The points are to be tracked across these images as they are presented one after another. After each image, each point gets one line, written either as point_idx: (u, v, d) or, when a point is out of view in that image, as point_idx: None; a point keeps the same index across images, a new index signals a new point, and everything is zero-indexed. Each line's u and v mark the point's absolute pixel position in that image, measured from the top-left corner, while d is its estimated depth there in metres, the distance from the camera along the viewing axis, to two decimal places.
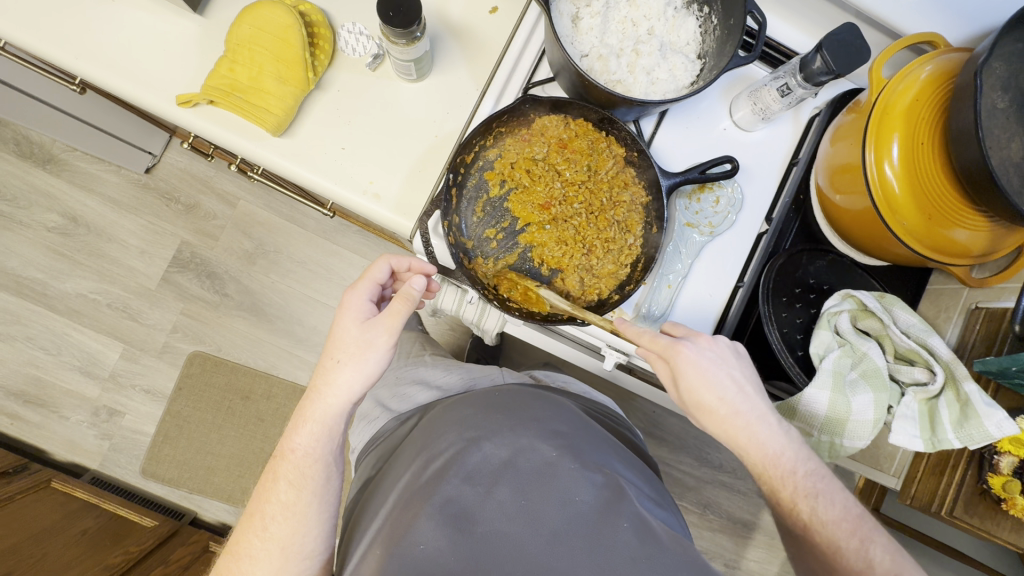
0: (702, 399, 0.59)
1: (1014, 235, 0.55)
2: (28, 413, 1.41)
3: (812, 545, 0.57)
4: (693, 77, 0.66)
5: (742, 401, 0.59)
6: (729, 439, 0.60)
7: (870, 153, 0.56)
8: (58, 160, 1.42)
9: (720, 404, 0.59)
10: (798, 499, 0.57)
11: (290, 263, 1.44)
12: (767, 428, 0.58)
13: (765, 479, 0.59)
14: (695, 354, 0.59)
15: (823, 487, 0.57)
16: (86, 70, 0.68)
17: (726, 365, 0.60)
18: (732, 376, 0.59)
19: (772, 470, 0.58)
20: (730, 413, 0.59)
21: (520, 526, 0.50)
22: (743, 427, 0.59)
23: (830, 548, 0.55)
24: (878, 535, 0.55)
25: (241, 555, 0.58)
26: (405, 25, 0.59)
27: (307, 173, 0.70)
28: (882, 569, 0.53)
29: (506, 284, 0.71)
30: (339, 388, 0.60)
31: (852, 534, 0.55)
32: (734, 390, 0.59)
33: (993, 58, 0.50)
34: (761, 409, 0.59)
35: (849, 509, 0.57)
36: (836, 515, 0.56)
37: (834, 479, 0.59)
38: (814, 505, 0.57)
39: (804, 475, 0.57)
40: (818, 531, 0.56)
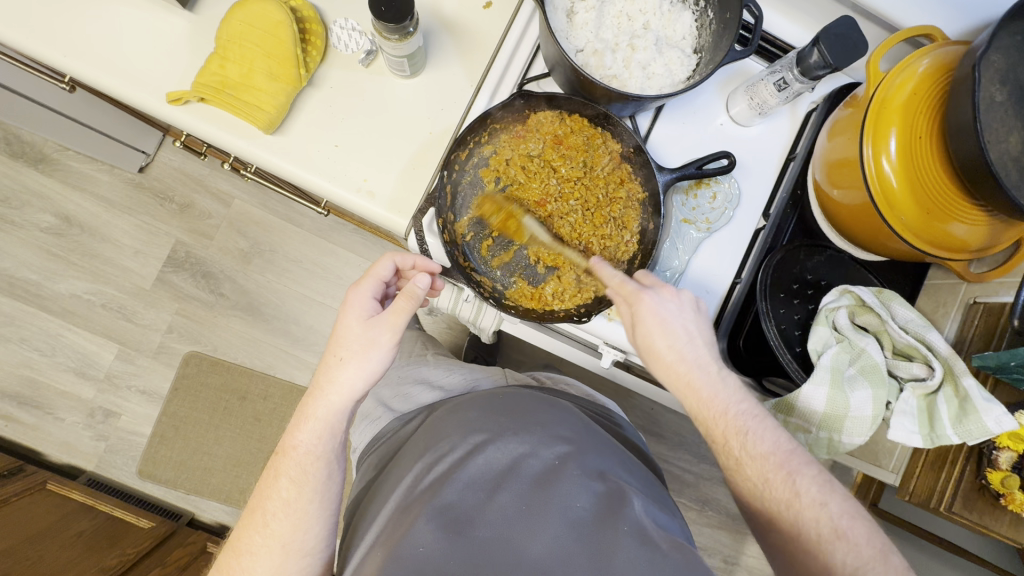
0: (653, 344, 0.60)
1: (1012, 229, 0.55)
2: (23, 415, 1.40)
3: (741, 477, 0.57)
4: (689, 71, 0.66)
5: (690, 348, 0.60)
6: (672, 383, 0.61)
7: (868, 147, 0.55)
8: (50, 159, 1.40)
9: (669, 350, 0.60)
10: (729, 438, 0.57)
11: (286, 262, 1.44)
12: (706, 372, 0.59)
13: (700, 419, 0.59)
14: (654, 301, 0.60)
15: (756, 425, 0.57)
16: (76, 68, 0.67)
17: (683, 316, 0.60)
18: (686, 325, 0.60)
19: (708, 412, 0.58)
20: (676, 357, 0.60)
21: (519, 530, 0.50)
22: (685, 370, 0.60)
23: (759, 482, 0.56)
24: (808, 468, 0.55)
25: (242, 551, 0.57)
26: (398, 20, 0.58)
27: (300, 170, 0.69)
28: (808, 499, 0.54)
29: (487, 207, 0.70)
30: (342, 386, 0.59)
31: (780, 468, 0.55)
32: (684, 337, 0.60)
33: (991, 51, 0.50)
34: (704, 357, 0.60)
35: (781, 446, 0.56)
36: (766, 450, 0.56)
37: (768, 419, 0.58)
38: (744, 441, 0.57)
39: (736, 414, 0.57)
40: (747, 467, 0.56)
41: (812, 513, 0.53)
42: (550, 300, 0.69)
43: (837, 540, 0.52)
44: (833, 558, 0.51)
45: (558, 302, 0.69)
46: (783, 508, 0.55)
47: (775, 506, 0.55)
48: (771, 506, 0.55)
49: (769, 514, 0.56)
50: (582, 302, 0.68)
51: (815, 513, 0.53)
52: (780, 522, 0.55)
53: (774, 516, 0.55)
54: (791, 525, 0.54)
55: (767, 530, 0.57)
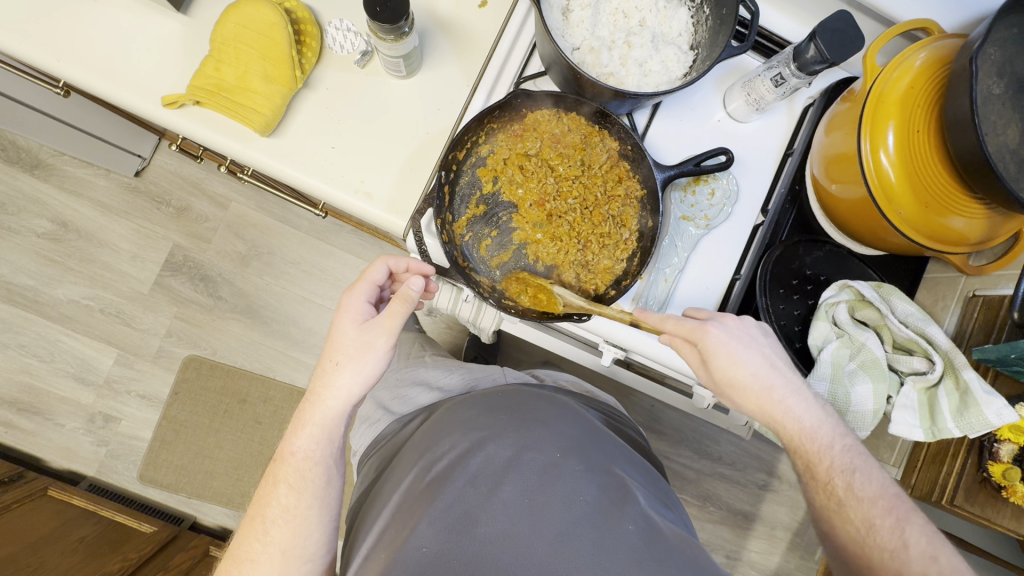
0: (730, 374, 0.59)
1: (1012, 221, 0.55)
2: (23, 422, 1.40)
3: (841, 520, 0.56)
4: (686, 68, 0.65)
5: (773, 377, 0.59)
6: (758, 415, 0.59)
7: (866, 142, 0.55)
8: (45, 164, 1.40)
9: (750, 380, 0.59)
10: (833, 475, 0.56)
11: (284, 264, 1.43)
12: (795, 402, 0.58)
13: (798, 453, 0.58)
14: (719, 329, 0.59)
15: (860, 462, 0.57)
16: (69, 73, 0.67)
17: (756, 344, 0.60)
18: (761, 351, 0.60)
19: (807, 445, 0.57)
20: (763, 387, 0.58)
21: (523, 526, 0.50)
22: (778, 400, 0.58)
23: (864, 525, 0.55)
24: (916, 517, 0.54)
25: (242, 559, 0.57)
26: (393, 20, 0.58)
27: (298, 173, 0.69)
28: (917, 551, 0.52)
29: (515, 286, 0.70)
30: (338, 391, 0.59)
31: (887, 513, 0.54)
32: (763, 364, 0.59)
33: (988, 44, 0.50)
34: (793, 383, 0.59)
35: (887, 488, 0.56)
36: (874, 492, 0.55)
37: (871, 456, 0.58)
38: (850, 481, 0.56)
39: (841, 449, 0.57)
40: (851, 508, 0.55)
41: (921, 565, 0.51)
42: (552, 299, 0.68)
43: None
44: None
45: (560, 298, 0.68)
46: (888, 557, 0.53)
47: (878, 554, 0.53)
48: (873, 554, 0.54)
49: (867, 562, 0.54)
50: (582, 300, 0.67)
51: (923, 566, 0.51)
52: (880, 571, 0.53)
53: (874, 564, 0.54)
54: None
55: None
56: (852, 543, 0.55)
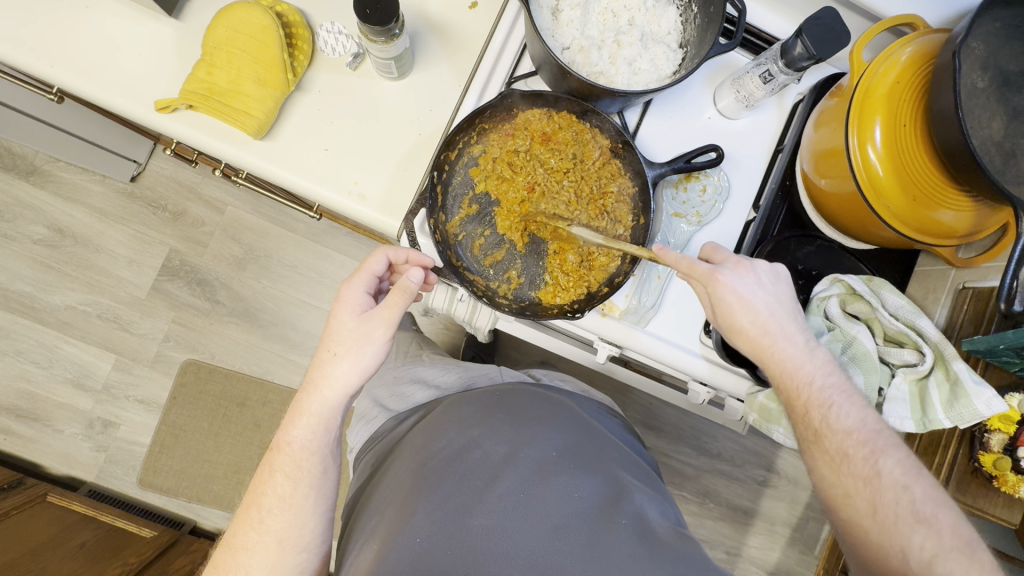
0: (721, 309, 0.60)
1: (998, 213, 0.55)
2: (22, 428, 1.40)
3: (818, 451, 0.57)
4: (675, 66, 0.66)
5: (768, 319, 0.59)
6: (744, 349, 0.60)
7: (853, 137, 0.56)
8: (41, 171, 1.40)
9: (742, 315, 0.59)
10: (811, 408, 0.57)
11: (281, 268, 1.44)
12: (786, 339, 0.58)
13: (779, 387, 0.59)
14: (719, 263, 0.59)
15: (841, 398, 0.57)
16: (63, 79, 0.67)
17: (756, 285, 0.59)
18: (759, 288, 0.60)
19: (787, 380, 0.58)
20: (755, 330, 0.59)
21: (518, 521, 0.50)
22: (768, 342, 0.58)
23: (838, 456, 0.55)
24: (894, 450, 0.55)
25: (237, 548, 0.57)
26: (384, 21, 0.58)
27: (291, 174, 0.69)
28: (890, 480, 0.53)
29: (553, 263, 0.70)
30: (335, 382, 0.60)
31: (864, 445, 0.55)
32: (758, 301, 0.59)
33: (971, 39, 0.50)
34: (786, 326, 0.59)
35: (867, 423, 0.56)
36: (851, 425, 0.55)
37: (855, 393, 0.57)
38: (827, 415, 0.56)
39: (821, 384, 0.56)
40: (827, 440, 0.56)
41: (893, 493, 0.53)
42: (553, 291, 0.70)
43: (918, 524, 0.51)
44: (911, 541, 0.51)
45: (560, 293, 0.69)
46: (862, 485, 0.54)
47: (853, 483, 0.54)
48: (847, 484, 0.55)
49: (842, 491, 0.55)
50: (576, 297, 0.68)
51: (894, 494, 0.53)
52: (853, 499, 0.54)
53: (848, 493, 0.55)
54: (867, 503, 0.54)
55: (836, 509, 0.56)
56: (827, 471, 0.56)
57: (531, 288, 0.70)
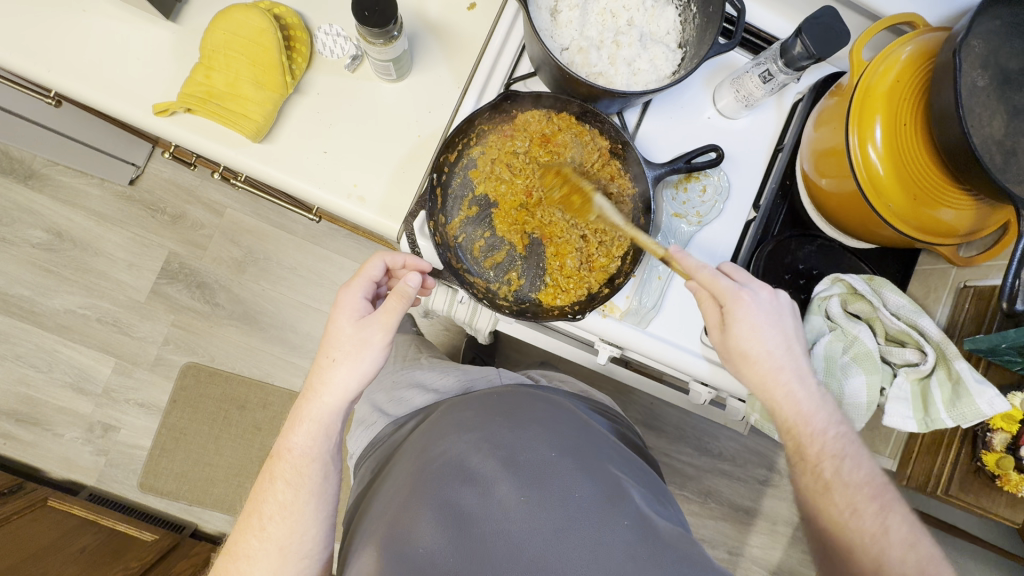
0: (746, 347, 0.60)
1: (999, 212, 0.55)
2: (22, 432, 1.40)
3: (824, 503, 0.56)
4: (674, 66, 0.66)
5: (786, 359, 0.60)
6: (761, 391, 0.60)
7: (854, 137, 0.56)
8: (39, 174, 1.39)
9: (766, 356, 0.59)
10: (822, 455, 0.57)
11: (280, 270, 1.43)
12: (805, 386, 0.59)
13: (791, 433, 0.59)
14: (753, 302, 0.59)
15: (851, 451, 0.58)
16: (60, 83, 0.67)
17: (780, 323, 0.60)
18: (784, 333, 0.60)
19: (802, 426, 0.58)
20: (773, 366, 0.59)
21: (519, 525, 0.50)
22: (784, 382, 0.59)
23: (846, 509, 0.55)
24: (897, 505, 0.55)
25: (239, 555, 0.57)
26: (382, 24, 0.58)
27: (290, 178, 0.69)
28: (896, 537, 0.54)
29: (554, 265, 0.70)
30: (334, 387, 0.60)
31: (873, 500, 0.55)
32: (782, 345, 0.60)
33: (971, 37, 0.50)
34: (801, 369, 0.60)
35: (873, 477, 0.56)
36: (861, 478, 0.56)
37: (862, 446, 0.59)
38: (840, 466, 0.57)
39: (836, 434, 0.57)
40: (838, 492, 0.56)
41: (899, 551, 0.53)
42: (553, 293, 0.69)
43: None
44: None
45: (560, 295, 0.69)
46: (868, 540, 0.54)
47: (860, 537, 0.54)
48: (854, 538, 0.54)
49: (847, 545, 0.55)
50: (576, 299, 0.68)
51: (902, 552, 0.52)
52: (858, 553, 0.54)
53: (853, 546, 0.54)
54: (873, 561, 0.53)
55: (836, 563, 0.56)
56: (833, 524, 0.56)
57: (531, 289, 0.70)
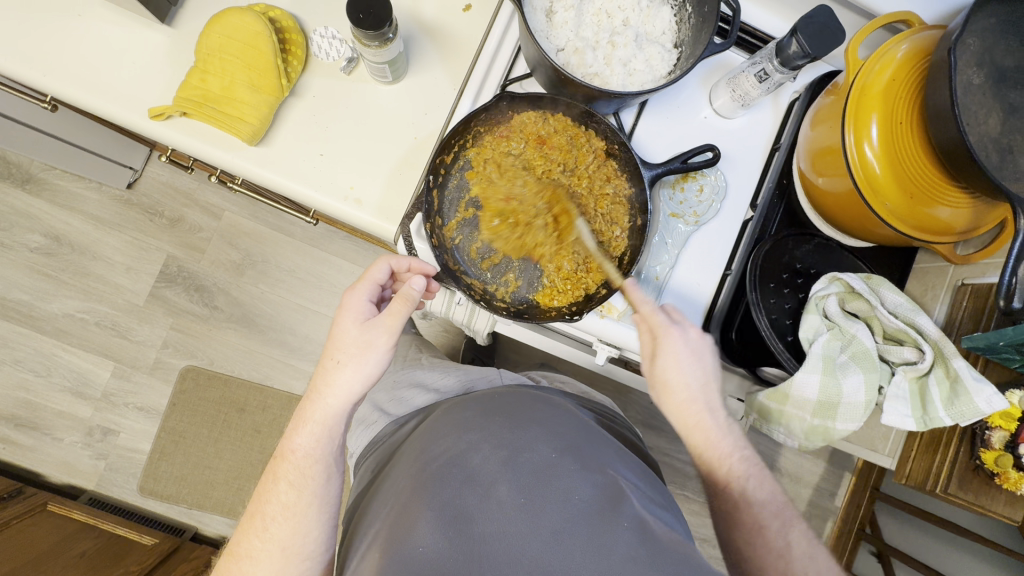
0: (668, 379, 0.62)
1: (996, 210, 0.55)
2: (21, 437, 1.40)
3: (734, 523, 0.59)
4: (670, 66, 0.66)
5: (703, 392, 0.62)
6: (678, 419, 0.63)
7: (849, 135, 0.56)
8: (36, 179, 1.39)
9: (683, 387, 0.62)
10: (731, 479, 0.60)
11: (279, 272, 1.43)
12: (715, 418, 0.62)
13: (702, 458, 0.61)
14: (680, 337, 0.61)
15: (755, 474, 0.61)
16: (56, 88, 0.67)
17: (701, 355, 0.63)
18: (704, 368, 0.63)
19: (712, 454, 0.61)
20: (688, 398, 0.62)
21: (519, 526, 0.49)
22: (697, 412, 0.62)
23: (754, 528, 0.58)
24: (798, 521, 0.59)
25: (241, 556, 0.57)
26: (377, 26, 0.58)
27: (287, 181, 0.69)
28: (799, 551, 0.57)
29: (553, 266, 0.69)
30: (339, 389, 0.60)
31: (776, 517, 0.59)
32: (699, 378, 0.62)
33: (966, 34, 0.50)
34: (713, 402, 0.63)
35: (775, 498, 0.60)
36: (764, 498, 0.59)
37: (766, 468, 0.62)
38: (745, 486, 0.60)
39: (741, 459, 0.60)
40: (746, 511, 0.58)
41: (802, 563, 0.56)
42: (551, 295, 0.69)
43: None
44: None
45: (557, 297, 0.69)
46: (775, 556, 0.56)
47: (768, 555, 0.56)
48: (764, 555, 0.57)
49: (760, 564, 0.56)
50: (574, 300, 0.68)
51: (804, 565, 0.56)
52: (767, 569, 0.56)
53: (763, 564, 0.56)
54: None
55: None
56: (744, 543, 0.58)
57: (528, 291, 0.70)
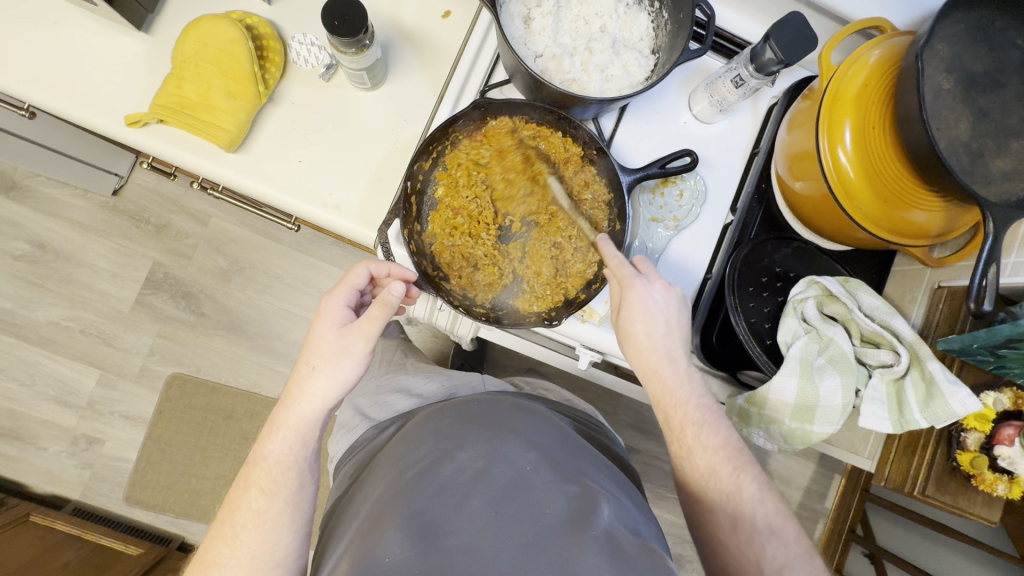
0: (632, 330, 0.62)
1: (968, 214, 0.56)
2: (5, 447, 1.38)
3: (690, 467, 0.60)
4: (648, 72, 0.66)
5: (668, 342, 0.61)
6: (639, 368, 0.63)
7: (824, 140, 0.56)
8: (21, 186, 1.38)
9: (645, 339, 0.61)
10: (685, 426, 0.60)
11: (266, 278, 1.43)
12: (674, 366, 0.62)
13: (659, 405, 0.62)
14: (646, 291, 0.60)
15: (712, 420, 0.60)
16: (30, 95, 0.66)
17: (667, 308, 0.61)
18: (668, 320, 0.61)
19: (668, 401, 0.61)
20: (650, 347, 0.61)
21: (489, 538, 0.48)
22: (657, 362, 0.61)
23: (706, 471, 0.59)
24: (751, 466, 0.59)
25: (209, 564, 0.56)
26: (352, 33, 0.58)
27: (265, 188, 0.69)
28: (748, 495, 0.57)
29: (534, 272, 0.69)
30: (314, 396, 0.59)
31: (728, 462, 0.58)
32: (663, 329, 0.61)
33: (935, 41, 0.51)
34: (674, 351, 0.62)
35: (729, 443, 0.59)
36: (716, 443, 0.59)
37: (724, 415, 0.61)
38: (699, 432, 0.59)
39: (696, 405, 0.60)
40: (698, 455, 0.59)
41: (750, 506, 0.56)
42: (531, 301, 0.69)
43: (770, 534, 0.55)
44: (765, 550, 0.54)
45: (537, 303, 0.69)
46: (725, 498, 0.57)
47: (717, 496, 0.57)
48: (713, 497, 0.58)
49: (709, 507, 0.58)
50: (553, 305, 0.68)
51: (751, 507, 0.56)
52: (716, 510, 0.57)
53: (712, 506, 0.58)
54: (727, 517, 0.57)
55: (701, 521, 0.59)
56: (695, 484, 0.59)
57: (509, 296, 0.70)
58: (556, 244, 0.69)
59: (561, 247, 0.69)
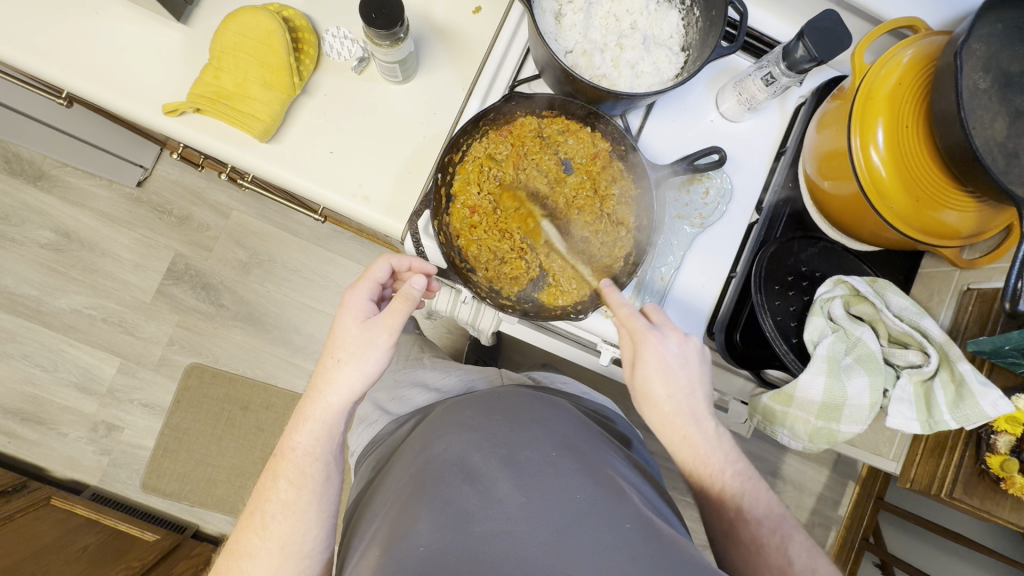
0: (653, 389, 0.62)
1: (1002, 214, 0.55)
2: (27, 432, 1.41)
3: (734, 540, 0.58)
4: (677, 69, 0.67)
5: (689, 401, 0.62)
6: (664, 432, 0.63)
7: (856, 139, 0.56)
8: (49, 176, 1.41)
9: (667, 397, 0.62)
10: (726, 496, 0.59)
11: (285, 272, 1.44)
12: (702, 430, 0.61)
13: (694, 472, 0.61)
14: (662, 346, 0.61)
15: (750, 488, 0.60)
16: (72, 83, 0.68)
17: (686, 364, 0.62)
18: (688, 377, 0.62)
19: (702, 467, 0.61)
20: (673, 408, 0.62)
21: (518, 523, 0.48)
22: (681, 425, 0.62)
23: (753, 544, 0.56)
24: (796, 533, 0.57)
25: (240, 554, 0.57)
26: (388, 26, 0.59)
27: (297, 177, 0.70)
28: (800, 565, 0.55)
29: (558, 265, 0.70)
30: (339, 388, 0.60)
31: (774, 531, 0.57)
32: (683, 389, 0.62)
33: (972, 39, 0.50)
34: (699, 412, 0.62)
35: (772, 510, 0.59)
36: (760, 514, 0.58)
37: (760, 482, 0.61)
38: (741, 501, 0.59)
39: (732, 474, 0.60)
40: (743, 528, 0.57)
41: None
42: (555, 294, 0.69)
43: None
44: None
45: (561, 296, 0.69)
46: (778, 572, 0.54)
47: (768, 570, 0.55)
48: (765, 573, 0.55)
49: None
50: (578, 299, 0.68)
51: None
52: None
53: None
54: None
55: None
56: (742, 561, 0.56)
57: (535, 289, 0.71)
58: (580, 237, 0.70)
59: (585, 239, 0.70)
